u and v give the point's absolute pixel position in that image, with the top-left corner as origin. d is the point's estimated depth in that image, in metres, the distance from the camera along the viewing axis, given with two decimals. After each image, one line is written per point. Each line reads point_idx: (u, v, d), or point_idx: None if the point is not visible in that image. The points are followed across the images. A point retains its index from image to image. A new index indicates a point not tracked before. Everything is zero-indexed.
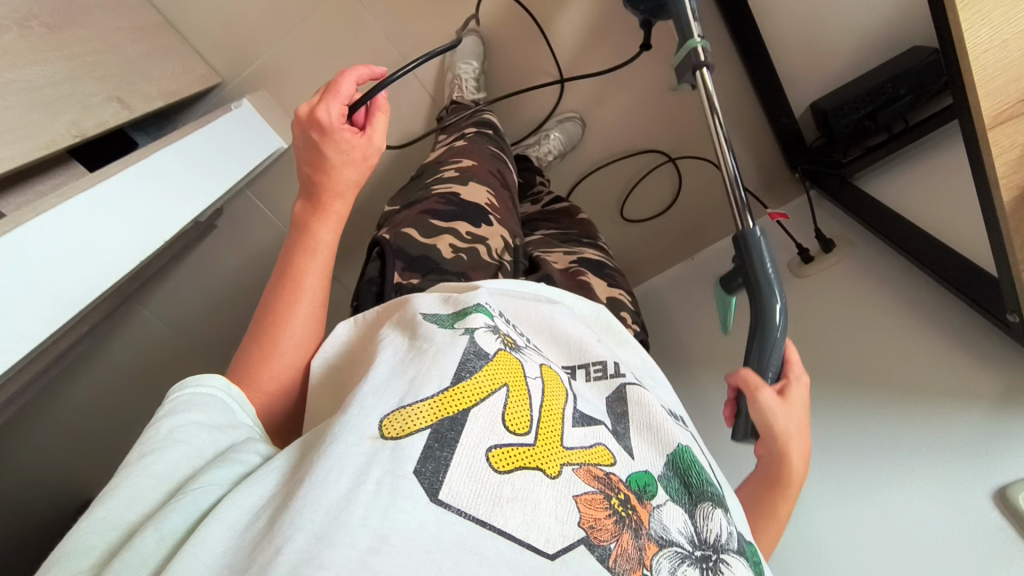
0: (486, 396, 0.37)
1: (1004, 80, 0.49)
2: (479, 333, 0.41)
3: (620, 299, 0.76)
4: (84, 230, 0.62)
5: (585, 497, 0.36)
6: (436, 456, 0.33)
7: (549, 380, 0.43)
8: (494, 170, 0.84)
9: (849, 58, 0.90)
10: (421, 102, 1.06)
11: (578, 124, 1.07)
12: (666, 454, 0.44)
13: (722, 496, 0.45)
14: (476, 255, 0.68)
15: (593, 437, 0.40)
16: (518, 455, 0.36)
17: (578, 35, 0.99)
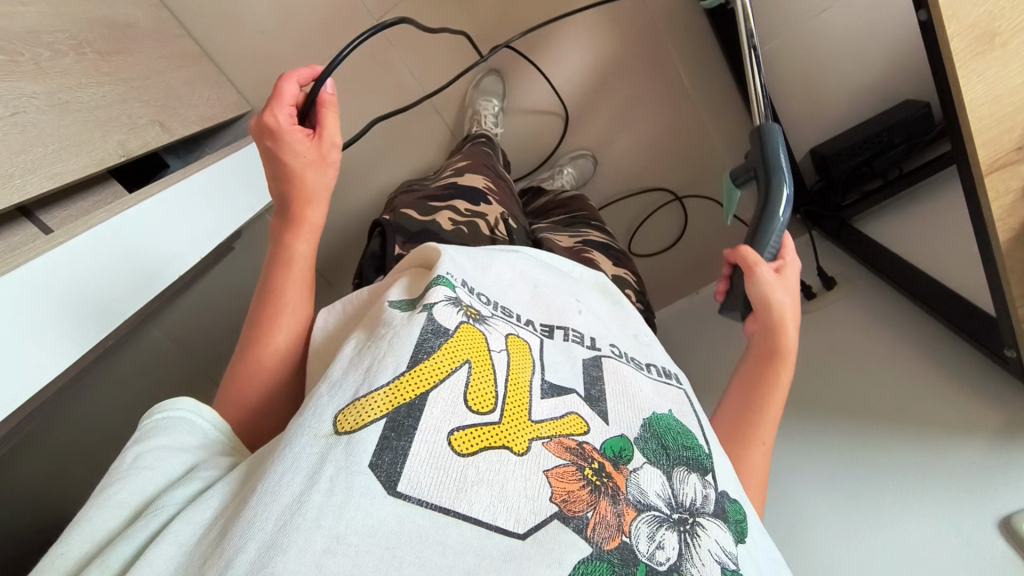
0: (445, 376, 0.39)
1: (1001, 131, 0.50)
2: (438, 309, 0.43)
3: (626, 279, 0.79)
4: (129, 249, 0.65)
5: (556, 472, 0.38)
6: (393, 446, 0.35)
7: (515, 352, 0.45)
8: (488, 164, 0.95)
9: (833, 118, 1.14)
10: (440, 136, 1.15)
11: (591, 160, 1.15)
12: (643, 419, 0.45)
13: (704, 460, 0.45)
14: (474, 227, 0.76)
15: (564, 407, 0.43)
16: (482, 435, 0.38)
17: (590, 77, 1.10)
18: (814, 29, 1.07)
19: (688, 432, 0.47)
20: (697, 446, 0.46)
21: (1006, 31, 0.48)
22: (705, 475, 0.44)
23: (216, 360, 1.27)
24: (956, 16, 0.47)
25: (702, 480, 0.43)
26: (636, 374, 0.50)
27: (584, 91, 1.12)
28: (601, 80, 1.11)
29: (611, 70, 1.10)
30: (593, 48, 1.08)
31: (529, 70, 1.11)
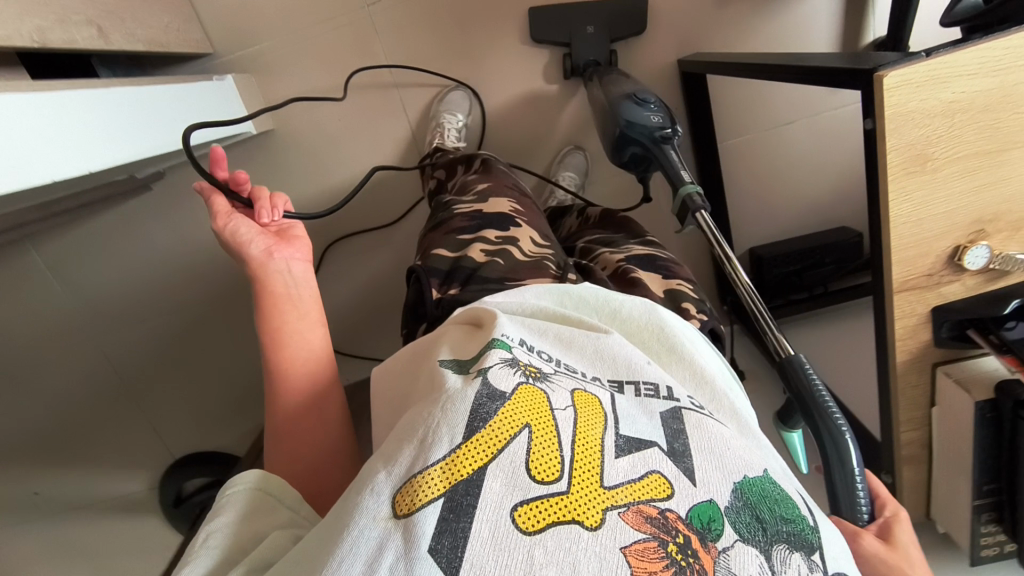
0: (505, 445, 0.36)
1: (916, 253, 0.52)
2: (492, 373, 0.39)
3: (681, 289, 0.69)
4: (33, 132, 0.56)
5: (634, 550, 0.33)
6: (452, 528, 0.32)
7: (583, 406, 0.40)
8: (509, 186, 0.89)
9: (779, 227, 1.18)
10: (402, 135, 1.12)
11: (581, 152, 1.12)
12: (733, 484, 0.37)
13: (812, 537, 0.36)
14: (510, 256, 0.71)
15: (643, 466, 0.37)
16: (549, 507, 0.34)
17: (564, 120, 1.11)
18: (777, 139, 1.11)
19: (789, 501, 0.38)
20: (801, 519, 0.37)
21: (938, 157, 0.49)
22: (812, 556, 0.35)
23: (130, 303, 1.25)
24: (897, 132, 0.48)
25: (808, 562, 0.35)
26: (727, 429, 0.42)
27: (555, 137, 1.13)
28: (573, 130, 1.12)
29: (585, 124, 1.12)
30: (572, 99, 1.10)
31: (507, 101, 1.11)
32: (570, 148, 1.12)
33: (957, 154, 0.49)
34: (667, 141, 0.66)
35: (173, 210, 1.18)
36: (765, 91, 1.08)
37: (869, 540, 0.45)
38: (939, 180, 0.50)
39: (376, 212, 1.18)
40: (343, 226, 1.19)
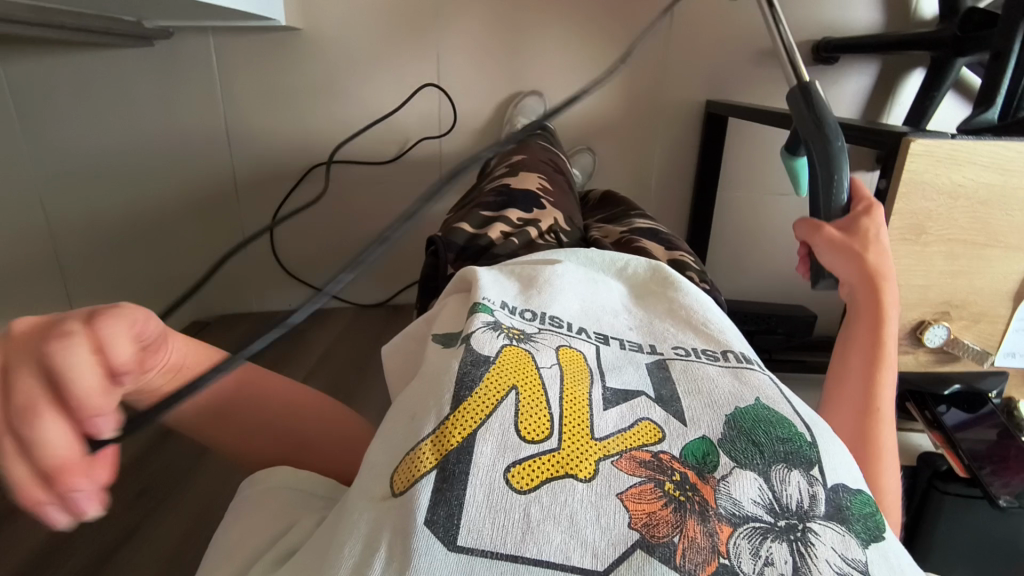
0: (493, 408, 0.36)
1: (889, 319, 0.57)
2: (476, 337, 0.40)
3: (683, 260, 0.75)
4: None
5: (630, 495, 0.34)
6: (447, 499, 0.31)
7: (567, 363, 0.41)
8: (544, 159, 0.91)
9: (747, 288, 1.22)
10: (425, 81, 1.11)
11: (591, 155, 1.13)
12: (725, 417, 0.39)
13: (809, 452, 0.38)
14: (527, 237, 0.71)
15: (632, 416, 0.38)
16: (542, 465, 0.34)
17: (585, 121, 1.12)
18: (769, 204, 1.16)
19: (785, 422, 0.39)
20: (798, 436, 0.39)
21: (931, 232, 0.53)
22: (812, 470, 0.37)
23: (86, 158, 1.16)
24: (908, 196, 0.51)
25: (809, 477, 0.37)
26: (712, 369, 0.44)
27: (571, 131, 1.13)
28: (590, 130, 1.13)
29: (603, 129, 1.13)
30: (599, 101, 1.11)
31: (538, 81, 1.11)
32: (582, 148, 1.13)
33: (948, 235, 0.53)
34: None
35: (164, 76, 1.11)
36: (772, 157, 1.13)
37: (829, 229, 0.51)
38: (924, 254, 0.54)
39: (374, 146, 1.15)
40: (336, 150, 1.15)
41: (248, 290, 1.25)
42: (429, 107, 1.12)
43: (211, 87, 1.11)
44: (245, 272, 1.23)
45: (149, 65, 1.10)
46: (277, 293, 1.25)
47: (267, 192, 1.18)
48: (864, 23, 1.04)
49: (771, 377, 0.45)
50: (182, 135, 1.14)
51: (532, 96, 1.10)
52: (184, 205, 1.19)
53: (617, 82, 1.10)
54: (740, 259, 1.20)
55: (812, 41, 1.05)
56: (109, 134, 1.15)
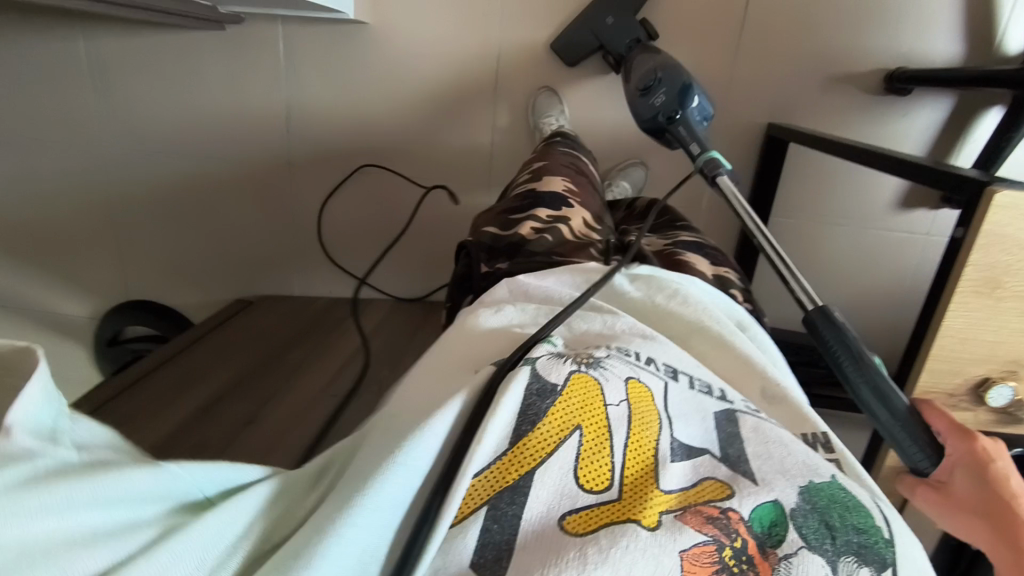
0: (552, 450, 0.37)
1: (952, 369, 0.56)
2: (540, 364, 0.40)
3: (728, 277, 0.74)
4: None
5: (691, 553, 0.33)
6: (496, 542, 0.33)
7: (637, 402, 0.40)
8: (564, 162, 0.89)
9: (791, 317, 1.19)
10: (484, 84, 1.12)
11: (643, 168, 1.12)
12: (800, 487, 0.38)
13: (886, 551, 0.37)
14: (559, 234, 0.70)
15: (695, 475, 0.39)
16: (600, 513, 0.35)
17: (640, 135, 1.12)
18: (824, 235, 1.12)
19: (864, 511, 0.38)
20: (876, 531, 0.37)
21: (1008, 287, 0.52)
22: (884, 571, 0.36)
23: (151, 132, 1.21)
24: (984, 248, 0.51)
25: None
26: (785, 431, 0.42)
27: (624, 144, 1.13)
28: (644, 144, 1.12)
29: (657, 144, 1.12)
30: None
31: (597, 91, 1.10)
32: (634, 161, 1.12)
33: None
34: (676, 118, 0.78)
35: (232, 60, 1.14)
36: (831, 187, 1.10)
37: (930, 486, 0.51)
38: (999, 309, 0.53)
39: (427, 144, 1.16)
40: (391, 145, 1.17)
41: (293, 272, 1.28)
42: (486, 109, 1.13)
43: (277, 74, 1.14)
44: (292, 255, 1.27)
45: (220, 49, 1.14)
46: (320, 278, 1.28)
47: (320, 180, 1.21)
48: (944, 56, 1.00)
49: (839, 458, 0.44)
50: (244, 117, 1.18)
51: (545, 92, 1.09)
52: (240, 186, 1.23)
53: None
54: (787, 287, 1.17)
55: (886, 70, 1.02)
56: (175, 112, 1.19)
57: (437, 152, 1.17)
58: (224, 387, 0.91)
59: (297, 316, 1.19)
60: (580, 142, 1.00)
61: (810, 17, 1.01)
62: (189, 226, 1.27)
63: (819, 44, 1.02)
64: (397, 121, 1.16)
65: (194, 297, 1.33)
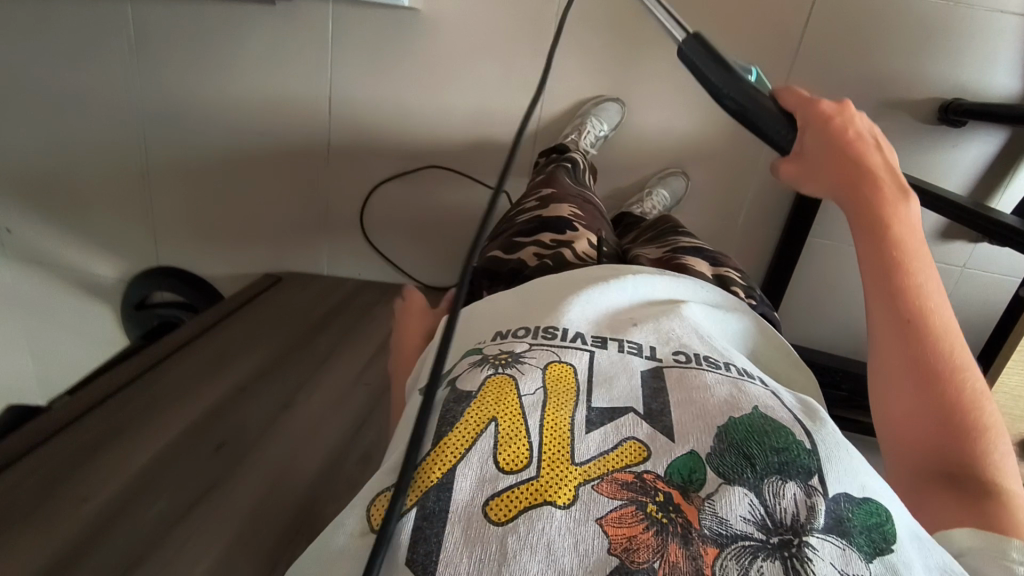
0: (472, 442, 0.34)
1: None
2: (463, 378, 0.39)
3: (730, 276, 0.67)
4: None
5: (610, 519, 0.31)
6: (426, 535, 0.31)
7: (552, 383, 0.38)
8: (571, 193, 0.86)
9: (815, 336, 1.20)
10: (533, 80, 1.11)
11: (683, 178, 1.12)
12: (715, 429, 0.35)
13: (809, 461, 0.34)
14: (562, 258, 0.66)
15: (617, 435, 0.35)
16: (520, 494, 0.32)
17: (683, 143, 1.11)
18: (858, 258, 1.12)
19: (782, 430, 0.35)
20: (796, 444, 0.34)
21: None
22: (811, 480, 0.33)
23: (192, 100, 1.20)
24: None
25: (807, 488, 0.32)
26: (710, 377, 0.39)
27: (665, 151, 1.12)
28: (686, 152, 1.12)
29: (699, 154, 1.11)
30: (701, 125, 1.10)
31: (644, 95, 1.09)
32: (675, 170, 1.13)
33: None
34: None
35: (281, 36, 1.13)
36: None
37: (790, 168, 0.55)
38: None
39: (468, 136, 1.16)
40: (434, 133, 1.17)
41: (323, 252, 1.29)
42: (533, 106, 1.13)
43: (324, 55, 1.13)
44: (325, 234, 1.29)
45: (269, 22, 1.12)
46: (351, 260, 1.28)
47: (357, 164, 1.21)
48: (1003, 90, 0.99)
49: (774, 390, 0.40)
50: (287, 93, 1.17)
51: (611, 102, 1.09)
52: (278, 163, 1.23)
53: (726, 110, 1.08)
54: (815, 308, 1.17)
55: (941, 99, 1.00)
56: (218, 83, 1.18)
57: (478, 144, 1.17)
58: (257, 366, 0.92)
59: (326, 296, 1.20)
60: (581, 164, 1.00)
61: (870, 39, 0.99)
62: (223, 196, 1.27)
63: (877, 68, 1.01)
64: (442, 110, 1.15)
65: (223, 268, 1.35)
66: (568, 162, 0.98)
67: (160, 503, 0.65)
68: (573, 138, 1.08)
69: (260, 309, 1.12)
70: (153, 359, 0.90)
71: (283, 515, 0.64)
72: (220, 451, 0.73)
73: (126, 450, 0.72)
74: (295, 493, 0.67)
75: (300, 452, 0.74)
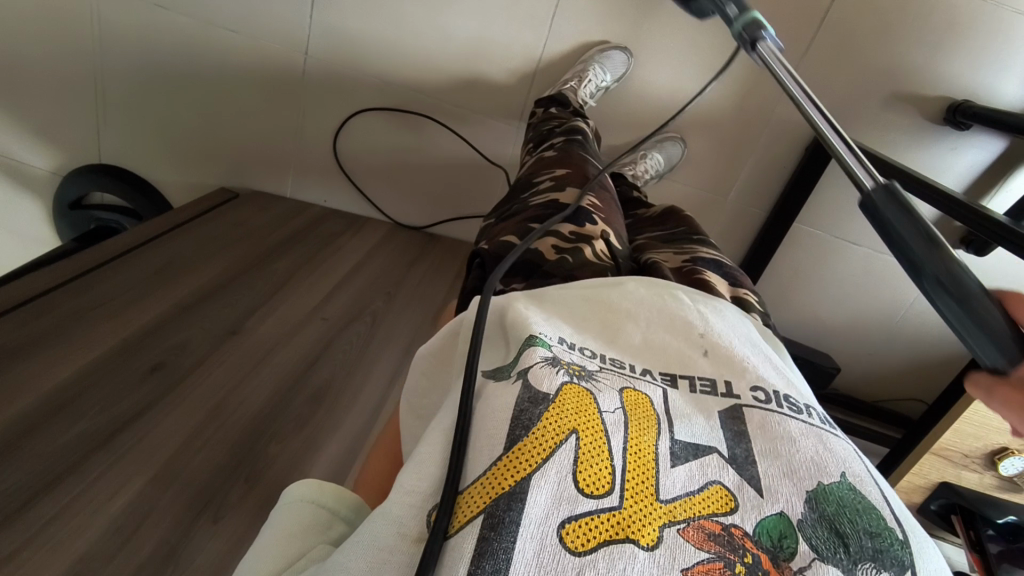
0: (550, 454, 0.30)
1: None
2: (535, 372, 0.34)
3: (747, 299, 0.62)
4: None
5: (697, 571, 0.27)
6: (492, 549, 0.26)
7: (632, 410, 0.35)
8: (589, 174, 0.79)
9: (779, 321, 1.20)
10: (538, 11, 1.02)
11: (681, 145, 1.08)
12: (805, 494, 0.31)
13: (902, 552, 0.30)
14: (582, 257, 0.61)
15: (701, 477, 0.32)
16: (600, 525, 0.28)
17: (687, 107, 1.06)
18: (838, 251, 1.12)
19: (873, 512, 0.31)
20: (888, 530, 0.30)
21: None
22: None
23: None
24: None
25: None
26: (798, 425, 0.36)
27: (665, 113, 1.07)
28: (687, 118, 1.06)
29: (701, 120, 1.07)
30: (707, 91, 1.04)
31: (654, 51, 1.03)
32: (674, 135, 1.07)
33: None
34: None
35: None
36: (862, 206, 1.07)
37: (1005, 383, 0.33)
38: None
39: (461, 64, 1.07)
40: (425, 57, 1.08)
41: (289, 170, 1.21)
42: (533, 41, 1.04)
43: None
44: (292, 153, 1.19)
45: None
46: (321, 183, 1.21)
47: (339, 81, 1.11)
48: (1013, 98, 0.97)
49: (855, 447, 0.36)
50: None
51: (618, 51, 1.01)
52: (246, 67, 1.11)
53: (735, 77, 1.03)
54: (786, 293, 1.17)
55: (951, 99, 0.98)
56: None
57: (471, 77, 1.08)
58: (205, 286, 0.84)
59: (287, 220, 1.12)
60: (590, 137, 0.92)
61: (895, 25, 0.95)
62: (181, 93, 1.15)
63: (895, 57, 0.97)
64: (436, 32, 1.05)
65: (175, 175, 1.24)
66: (577, 134, 0.90)
67: (82, 424, 0.58)
68: (573, 88, 1.01)
69: (213, 224, 1.03)
70: (87, 264, 0.81)
71: (224, 451, 0.58)
72: (157, 374, 0.66)
73: (46, 360, 0.64)
74: (240, 427, 0.61)
75: (247, 384, 0.68)
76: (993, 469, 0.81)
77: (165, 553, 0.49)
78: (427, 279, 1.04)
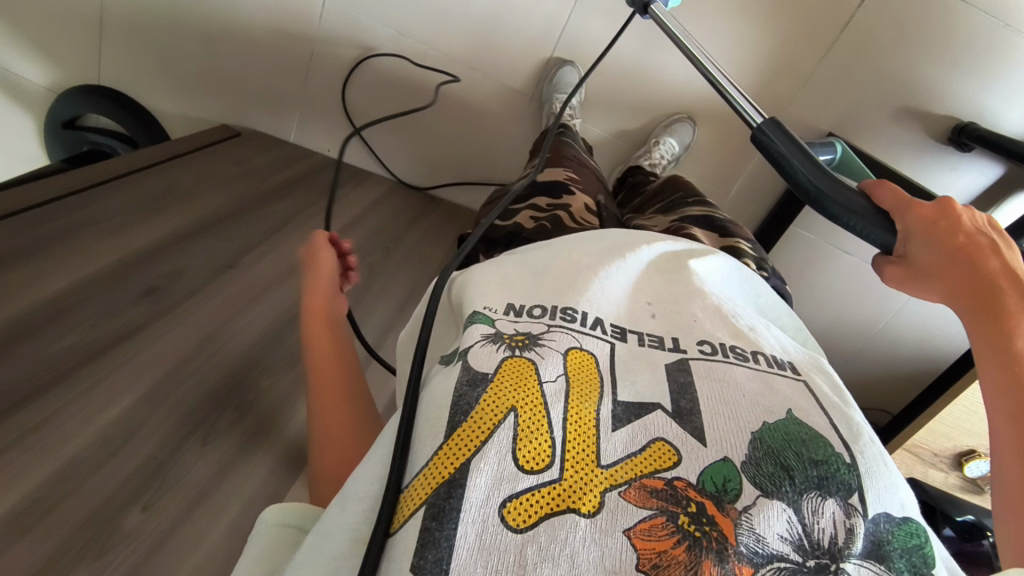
0: (488, 433, 0.30)
1: None
2: (473, 353, 0.35)
3: (740, 246, 0.63)
4: None
5: (638, 531, 0.27)
6: (434, 538, 0.26)
7: (575, 375, 0.35)
8: (569, 155, 0.82)
9: None
10: None
11: (690, 124, 1.07)
12: (750, 435, 0.32)
13: (849, 477, 0.30)
14: (559, 220, 0.62)
15: (644, 436, 0.32)
16: (539, 500, 0.28)
17: (700, 98, 1.06)
18: (828, 256, 1.14)
19: (820, 440, 0.32)
20: (834, 456, 0.31)
21: None
22: (852, 499, 0.29)
23: None
24: None
25: (847, 506, 0.29)
26: (743, 369, 0.37)
27: (680, 100, 1.07)
28: (700, 106, 1.07)
29: (713, 111, 1.07)
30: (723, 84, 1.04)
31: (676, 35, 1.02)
32: (682, 117, 1.08)
33: None
34: None
35: None
36: None
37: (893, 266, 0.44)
38: None
39: (480, 25, 1.05)
40: (443, 14, 1.05)
41: (293, 114, 1.19)
42: (556, 10, 1.02)
43: None
44: (299, 98, 1.17)
45: None
46: (326, 131, 1.20)
47: (354, 29, 1.08)
48: (1016, 126, 0.99)
49: (832, 382, 0.38)
50: None
51: (568, 66, 1.05)
52: (259, 1, 1.07)
53: (752, 71, 1.03)
54: None
55: (958, 120, 1.00)
56: None
57: (490, 41, 1.06)
58: (202, 217, 0.83)
59: (287, 164, 1.10)
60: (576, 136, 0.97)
61: (912, 38, 0.96)
62: (187, 21, 1.11)
63: (908, 70, 0.98)
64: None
65: (176, 106, 1.21)
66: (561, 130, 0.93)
67: (74, 337, 0.57)
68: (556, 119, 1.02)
69: (213, 159, 1.01)
70: (84, 182, 0.79)
71: (213, 379, 0.58)
72: (151, 297, 0.66)
73: (39, 270, 0.63)
74: (231, 357, 0.61)
75: (241, 317, 0.67)
76: (958, 469, 0.86)
77: (151, 470, 0.49)
78: (425, 238, 1.04)
